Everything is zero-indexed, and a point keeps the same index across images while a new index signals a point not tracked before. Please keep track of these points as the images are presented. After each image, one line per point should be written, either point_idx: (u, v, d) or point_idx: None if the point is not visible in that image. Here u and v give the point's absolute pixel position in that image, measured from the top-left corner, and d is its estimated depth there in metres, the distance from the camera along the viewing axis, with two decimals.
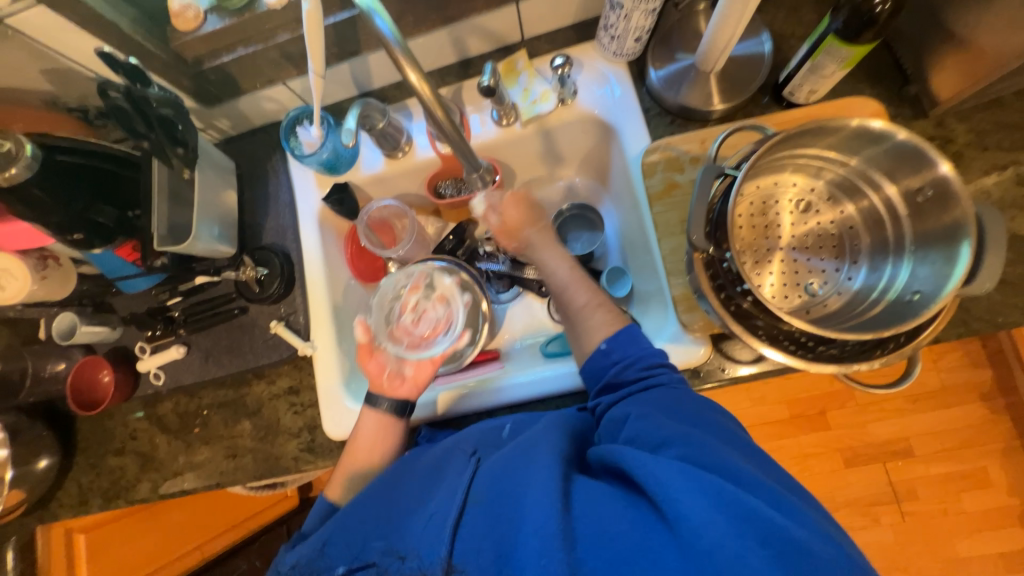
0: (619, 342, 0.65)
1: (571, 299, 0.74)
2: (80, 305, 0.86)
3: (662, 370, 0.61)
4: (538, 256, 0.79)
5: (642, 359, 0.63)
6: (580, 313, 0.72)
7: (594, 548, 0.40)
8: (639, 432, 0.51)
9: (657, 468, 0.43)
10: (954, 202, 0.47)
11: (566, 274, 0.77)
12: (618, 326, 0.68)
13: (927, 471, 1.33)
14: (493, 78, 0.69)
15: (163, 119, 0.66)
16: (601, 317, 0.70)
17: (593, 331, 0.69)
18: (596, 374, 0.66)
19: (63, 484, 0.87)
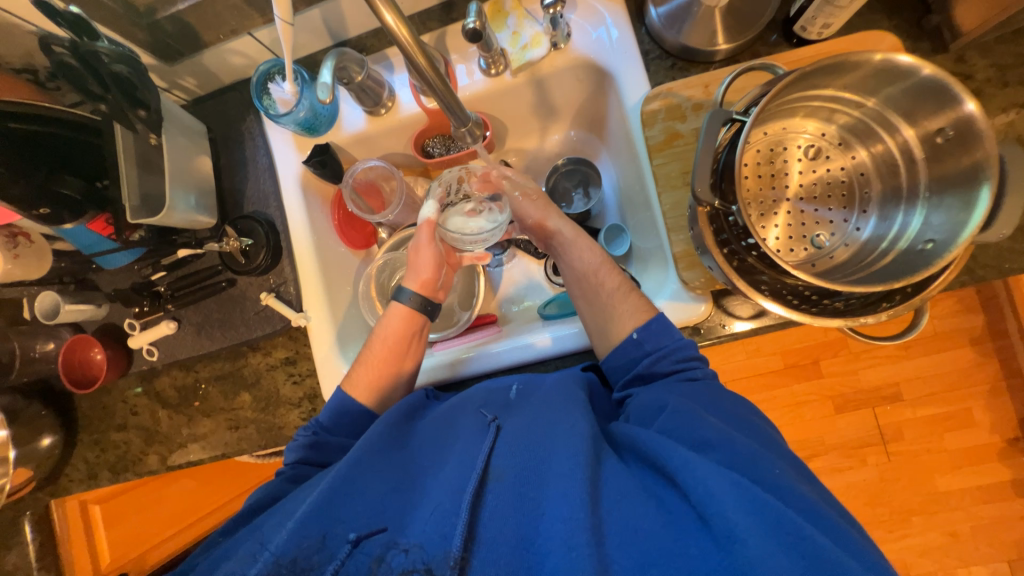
0: (653, 333, 0.63)
1: (602, 282, 0.70)
2: (61, 284, 0.82)
3: (696, 364, 0.61)
4: (565, 237, 0.75)
5: (677, 351, 0.62)
6: (610, 299, 0.68)
7: (631, 540, 0.43)
8: (673, 426, 0.52)
9: (700, 471, 0.45)
10: (978, 143, 0.44)
11: (595, 258, 0.73)
12: (647, 313, 0.65)
13: (914, 414, 1.38)
14: (478, 20, 0.63)
15: (117, 76, 0.60)
16: (631, 304, 0.66)
17: (623, 319, 0.66)
18: (626, 365, 0.64)
19: (70, 460, 0.88)
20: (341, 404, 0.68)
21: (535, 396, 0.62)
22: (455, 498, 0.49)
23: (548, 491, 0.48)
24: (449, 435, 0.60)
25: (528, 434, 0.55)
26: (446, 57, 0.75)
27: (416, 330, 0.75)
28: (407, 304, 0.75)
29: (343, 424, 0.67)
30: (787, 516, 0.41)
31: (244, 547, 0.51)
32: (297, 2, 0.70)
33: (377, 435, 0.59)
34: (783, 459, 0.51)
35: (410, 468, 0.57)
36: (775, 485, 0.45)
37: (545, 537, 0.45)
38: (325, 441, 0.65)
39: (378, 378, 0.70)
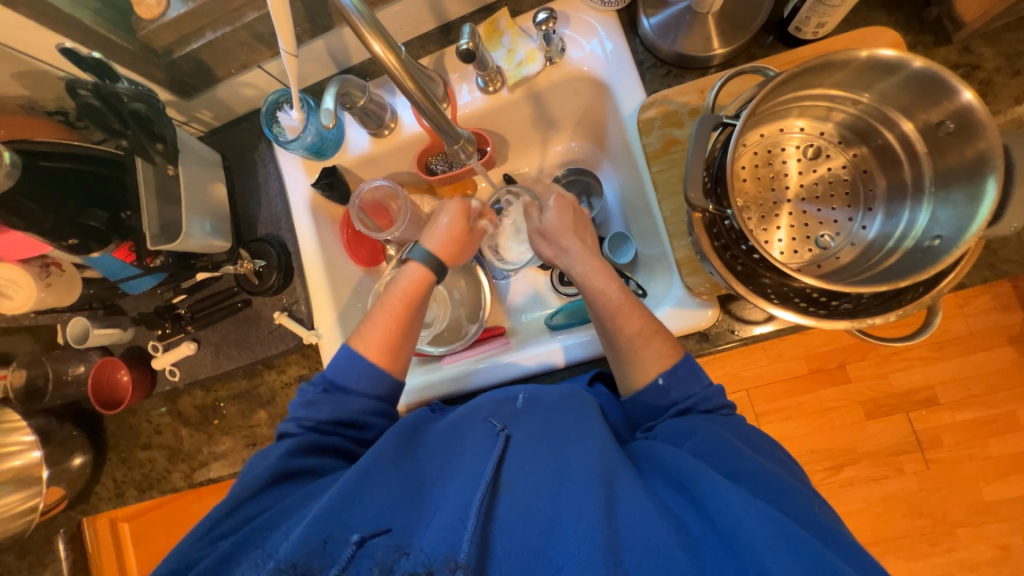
0: (679, 378, 0.60)
1: (620, 327, 0.64)
2: (91, 309, 0.87)
3: (727, 412, 0.58)
4: (580, 274, 0.69)
5: (705, 399, 0.59)
6: (630, 347, 0.63)
7: (647, 560, 0.42)
8: (705, 450, 0.51)
9: (733, 502, 0.43)
10: (977, 134, 0.43)
11: (614, 298, 0.65)
12: (673, 358, 0.61)
13: (953, 418, 1.31)
14: (471, 41, 0.65)
15: (136, 114, 0.63)
16: (654, 350, 0.62)
17: (645, 364, 0.62)
18: (652, 411, 0.61)
19: (100, 478, 0.91)
20: (350, 359, 0.67)
21: (544, 405, 0.61)
22: (463, 507, 0.49)
23: (564, 508, 0.47)
24: (456, 446, 0.59)
25: (545, 448, 0.53)
26: (446, 78, 0.78)
27: (425, 294, 0.74)
28: (420, 264, 0.73)
29: (350, 376, 0.66)
30: (831, 562, 0.38)
31: (259, 551, 0.50)
32: (301, 35, 0.74)
33: (388, 445, 0.58)
34: (815, 495, 0.50)
35: (421, 477, 0.57)
36: (816, 529, 0.43)
37: (557, 552, 0.44)
38: (330, 397, 0.65)
39: (387, 338, 0.69)
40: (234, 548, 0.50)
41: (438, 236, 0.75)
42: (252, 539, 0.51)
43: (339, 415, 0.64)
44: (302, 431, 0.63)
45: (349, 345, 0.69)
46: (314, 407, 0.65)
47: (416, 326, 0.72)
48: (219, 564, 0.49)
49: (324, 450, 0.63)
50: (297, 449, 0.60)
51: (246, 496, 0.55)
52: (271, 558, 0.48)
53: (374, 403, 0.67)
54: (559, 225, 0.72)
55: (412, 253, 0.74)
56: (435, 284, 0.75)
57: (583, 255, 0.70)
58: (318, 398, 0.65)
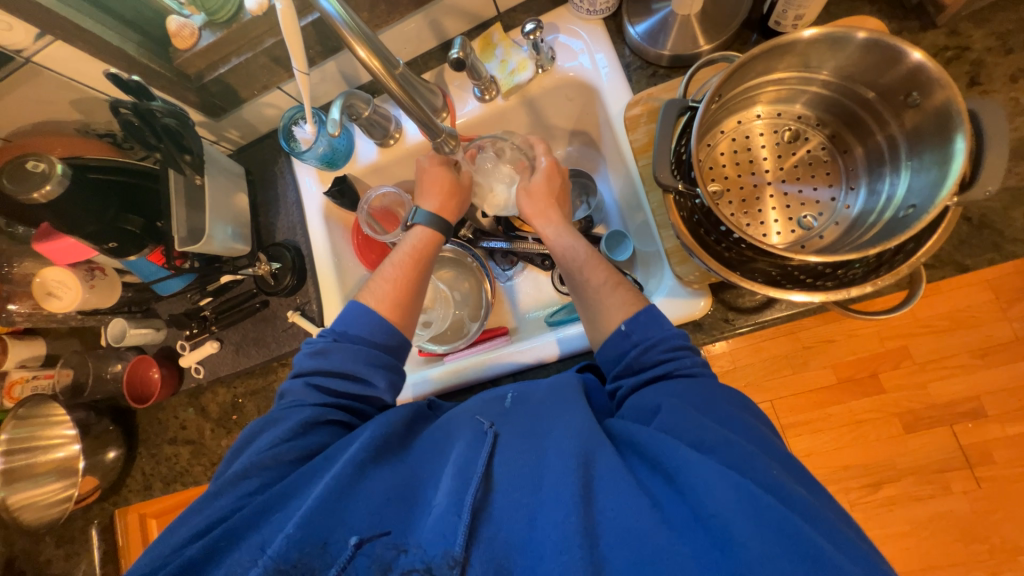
0: (641, 323, 0.61)
1: (586, 278, 0.69)
2: (130, 312, 0.96)
3: (686, 354, 0.58)
4: (551, 231, 0.75)
5: (665, 340, 0.59)
6: (596, 295, 0.67)
7: (624, 540, 0.42)
8: (673, 425, 0.49)
9: (702, 474, 0.44)
10: (937, 91, 0.44)
11: (582, 253, 0.71)
12: (637, 305, 0.63)
13: (1002, 432, 1.21)
14: (462, 51, 0.70)
15: (168, 129, 0.71)
16: (618, 298, 0.65)
17: (610, 312, 0.64)
18: (617, 358, 0.61)
19: (130, 472, 0.98)
20: (358, 313, 0.69)
21: (532, 403, 0.61)
22: (453, 506, 0.48)
23: (545, 496, 0.47)
24: (447, 442, 0.58)
25: (530, 446, 0.53)
26: (444, 89, 0.83)
27: (435, 251, 0.78)
28: (426, 225, 0.78)
29: (361, 327, 0.68)
30: (792, 523, 0.39)
31: (252, 538, 0.50)
32: (314, 57, 0.81)
33: (373, 435, 0.57)
34: (776, 459, 0.47)
35: (410, 471, 0.56)
36: (775, 489, 0.42)
37: (540, 542, 0.45)
38: (339, 346, 0.66)
39: (398, 292, 0.72)
40: (222, 534, 0.51)
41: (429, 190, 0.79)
42: (239, 530, 0.51)
43: (347, 367, 0.65)
44: (304, 406, 0.63)
45: (359, 300, 0.71)
46: (324, 357, 0.66)
47: (425, 278, 0.76)
48: (204, 550, 0.50)
49: (329, 422, 0.62)
50: (293, 433, 0.59)
51: (248, 484, 0.55)
52: (263, 553, 0.48)
53: (380, 353, 0.67)
54: (546, 189, 0.77)
55: (415, 215, 0.78)
56: (442, 243, 0.80)
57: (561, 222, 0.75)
58: (329, 348, 0.66)
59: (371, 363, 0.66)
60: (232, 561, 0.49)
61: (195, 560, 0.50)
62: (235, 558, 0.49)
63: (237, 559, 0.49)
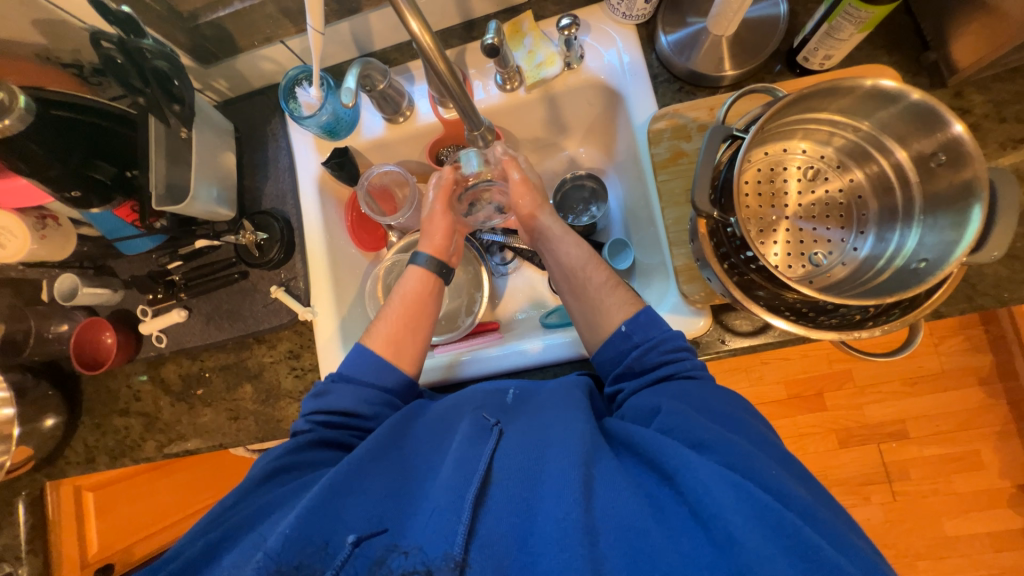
0: (641, 324, 0.63)
1: (589, 278, 0.71)
2: (81, 267, 0.87)
3: (685, 356, 0.60)
4: (551, 234, 0.77)
5: (666, 341, 0.61)
6: (597, 294, 0.69)
7: (624, 538, 0.42)
8: (672, 424, 0.50)
9: (700, 471, 0.44)
10: (966, 162, 0.47)
11: (583, 254, 0.73)
12: (635, 307, 0.66)
13: (921, 452, 1.34)
14: (496, 37, 0.66)
15: (158, 73, 0.63)
16: (617, 299, 0.67)
17: (611, 312, 0.66)
18: (616, 358, 0.63)
19: (70, 442, 0.89)
20: (360, 355, 0.68)
21: (533, 400, 0.60)
22: (454, 501, 0.46)
23: (545, 491, 0.46)
24: (445, 436, 0.57)
25: (533, 439, 0.52)
26: (465, 72, 0.79)
27: (433, 292, 0.77)
28: (423, 267, 0.77)
29: (358, 367, 0.67)
30: (787, 519, 0.39)
31: (248, 537, 0.48)
32: (328, 14, 0.76)
33: (378, 438, 0.56)
34: (771, 455, 0.48)
35: (406, 467, 0.54)
36: (775, 489, 0.42)
37: (538, 538, 0.43)
38: (338, 386, 0.65)
39: (397, 332, 0.71)
40: (224, 533, 0.48)
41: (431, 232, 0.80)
42: (235, 532, 0.49)
43: (345, 406, 0.63)
44: (311, 427, 0.62)
45: (361, 343, 0.70)
46: (324, 397, 0.64)
47: (427, 322, 0.74)
48: (205, 551, 0.47)
49: (331, 445, 0.61)
50: (294, 447, 0.59)
51: (242, 496, 0.53)
52: (256, 551, 0.45)
53: (381, 394, 0.65)
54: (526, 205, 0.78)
55: (415, 256, 0.78)
56: (440, 284, 0.78)
57: (559, 222, 0.78)
58: (328, 389, 0.65)
59: (376, 406, 0.64)
60: (228, 561, 0.45)
61: (193, 562, 0.47)
62: (229, 559, 0.46)
63: (233, 557, 0.46)
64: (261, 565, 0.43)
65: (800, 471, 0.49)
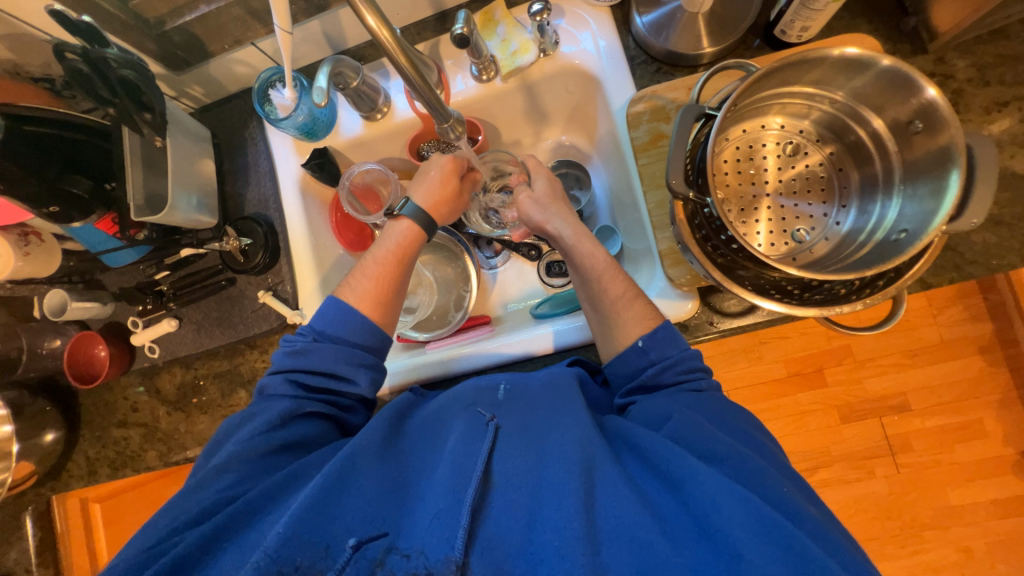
0: (659, 340, 0.61)
1: (606, 288, 0.67)
2: (71, 282, 0.86)
3: (701, 376, 0.60)
4: (567, 236, 0.72)
5: (683, 361, 0.60)
6: (614, 307, 0.66)
7: (626, 544, 0.43)
8: (682, 432, 0.51)
9: (708, 484, 0.44)
10: (942, 129, 0.46)
11: (601, 262, 0.69)
12: (655, 321, 0.64)
13: (922, 424, 1.34)
14: (466, 27, 0.65)
15: (124, 80, 0.63)
16: (636, 312, 0.64)
17: (629, 326, 0.64)
18: (629, 375, 0.63)
19: (71, 456, 0.90)
20: (340, 308, 0.67)
21: (525, 396, 0.61)
22: (452, 502, 0.47)
23: (545, 495, 0.47)
24: (441, 434, 0.58)
25: (530, 441, 0.53)
26: (440, 64, 0.78)
27: (416, 248, 0.75)
28: (410, 220, 0.74)
29: (340, 328, 0.65)
30: (795, 536, 0.40)
31: (246, 536, 0.48)
32: (297, 13, 0.74)
33: (372, 433, 0.56)
34: (787, 477, 0.49)
35: (403, 466, 0.55)
36: (783, 506, 0.44)
37: (536, 544, 0.44)
38: (319, 346, 0.64)
39: (378, 290, 0.70)
40: (219, 526, 0.49)
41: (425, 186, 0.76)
42: (232, 525, 0.49)
43: (328, 367, 0.63)
44: (291, 396, 0.62)
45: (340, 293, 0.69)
46: (304, 356, 0.63)
47: (406, 274, 0.73)
48: (202, 544, 0.48)
49: (313, 414, 0.63)
50: (275, 424, 0.59)
51: (234, 481, 0.54)
52: (255, 551, 0.46)
53: (362, 354, 0.66)
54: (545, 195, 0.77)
55: (402, 207, 0.75)
56: (423, 240, 0.76)
57: (573, 223, 0.74)
58: (307, 348, 0.64)
59: (357, 366, 0.65)
60: (226, 560, 0.47)
61: (184, 560, 0.47)
62: (229, 555, 0.47)
63: (230, 557, 0.47)
64: (260, 564, 0.43)
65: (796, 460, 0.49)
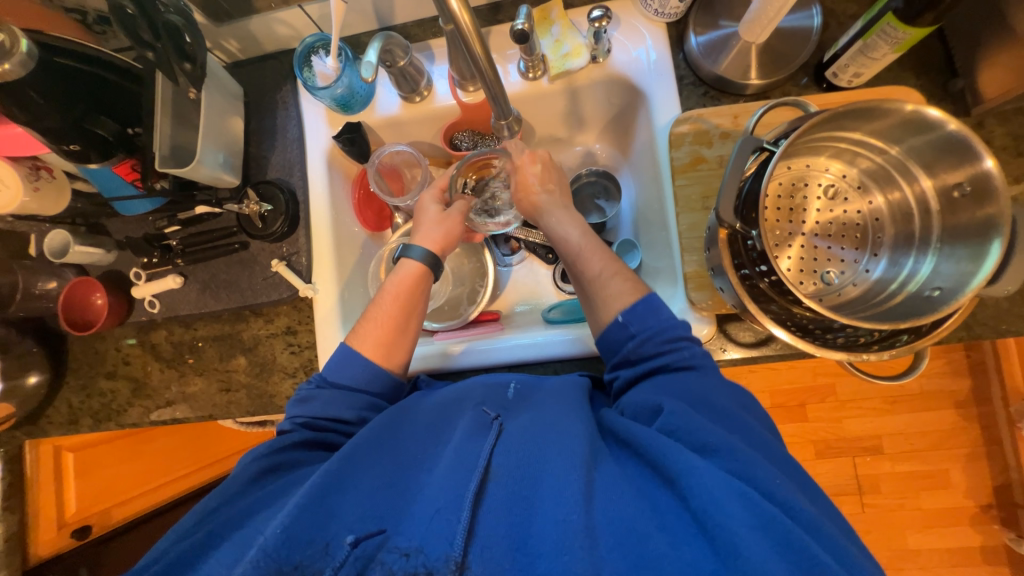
0: (639, 314, 0.61)
1: (583, 270, 0.70)
2: (74, 224, 0.84)
3: (685, 344, 0.59)
4: (547, 218, 0.76)
5: (665, 330, 0.59)
6: (593, 285, 0.68)
7: (623, 541, 0.42)
8: (675, 425, 0.49)
9: (706, 478, 0.43)
10: (991, 199, 0.47)
11: (576, 244, 0.72)
12: (633, 296, 0.64)
13: (893, 468, 1.38)
14: (527, 22, 0.63)
15: (170, 25, 0.62)
16: (616, 286, 0.65)
17: (608, 302, 0.65)
18: (614, 348, 0.63)
19: (53, 402, 0.87)
20: (346, 357, 0.66)
21: (536, 394, 0.60)
22: (454, 497, 0.47)
23: (543, 491, 0.46)
24: (444, 429, 0.57)
25: (531, 435, 0.52)
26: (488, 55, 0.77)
27: (424, 289, 0.74)
28: (417, 262, 0.74)
29: (344, 373, 0.65)
30: (794, 535, 0.39)
31: (241, 534, 0.48)
32: None
33: (375, 429, 0.57)
34: (784, 472, 0.48)
35: (404, 457, 0.54)
36: (781, 502, 0.42)
37: (535, 539, 0.43)
38: (322, 393, 0.63)
39: (386, 334, 0.69)
40: (212, 532, 0.49)
41: (433, 227, 0.77)
42: (229, 528, 0.50)
43: (331, 413, 0.62)
44: (293, 428, 0.61)
45: (348, 342, 0.68)
46: (307, 403, 0.63)
47: (415, 317, 0.71)
48: (198, 546, 0.48)
49: (311, 444, 0.60)
50: (276, 445, 0.58)
51: (234, 492, 0.53)
52: (252, 548, 0.45)
53: (366, 400, 0.64)
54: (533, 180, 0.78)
55: (408, 251, 0.74)
56: (430, 279, 0.75)
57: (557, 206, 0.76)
58: (311, 395, 0.63)
59: (362, 411, 0.64)
60: (217, 561, 0.46)
61: (179, 561, 0.47)
62: (226, 553, 0.47)
63: (226, 554, 0.46)
64: (255, 562, 0.43)
65: (806, 482, 0.49)
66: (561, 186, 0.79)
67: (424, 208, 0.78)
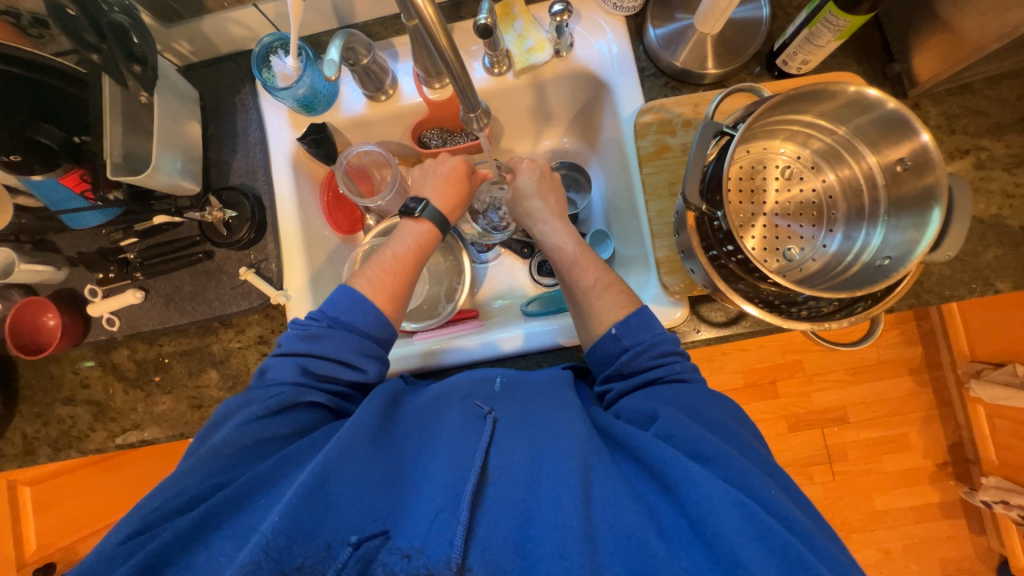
0: (631, 327, 0.63)
1: (577, 279, 0.71)
2: (17, 241, 0.78)
3: (676, 359, 0.61)
4: (543, 226, 0.78)
5: (657, 345, 0.62)
6: (587, 296, 0.69)
7: (622, 543, 0.43)
8: (672, 431, 0.51)
9: (704, 486, 0.44)
10: (929, 169, 0.51)
11: (570, 251, 0.74)
12: (626, 308, 0.65)
13: (859, 435, 1.47)
14: (490, 17, 0.61)
15: (115, 25, 0.61)
16: (610, 300, 0.67)
17: (601, 314, 0.66)
18: (607, 360, 0.64)
19: (5, 433, 0.81)
20: (356, 300, 0.65)
21: (522, 390, 0.62)
22: (451, 499, 0.46)
23: (543, 493, 0.47)
24: (436, 426, 0.57)
25: (528, 435, 0.52)
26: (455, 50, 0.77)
27: (429, 249, 0.76)
28: (429, 221, 0.76)
29: (356, 317, 0.64)
30: (790, 543, 0.41)
31: (239, 522, 0.46)
32: None
33: (366, 418, 0.55)
34: (778, 482, 0.50)
35: (399, 458, 0.54)
36: (773, 509, 0.44)
37: (536, 544, 0.44)
38: (332, 333, 0.62)
39: (394, 288, 0.70)
40: (204, 516, 0.46)
41: (445, 184, 0.79)
42: (222, 513, 0.47)
43: (340, 356, 0.61)
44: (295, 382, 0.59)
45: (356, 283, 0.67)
46: (317, 342, 0.61)
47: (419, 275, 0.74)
48: (189, 532, 0.45)
49: (313, 404, 0.59)
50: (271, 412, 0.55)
51: (224, 462, 0.51)
52: (250, 540, 0.44)
53: (371, 345, 0.65)
54: (531, 187, 0.80)
55: (421, 206, 0.76)
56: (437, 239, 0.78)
57: (553, 217, 0.78)
58: (321, 334, 0.62)
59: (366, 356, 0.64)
60: (213, 553, 0.44)
61: (167, 548, 0.44)
62: (218, 546, 0.45)
63: (224, 544, 0.45)
64: (255, 563, 0.41)
65: (772, 468, 0.52)
66: (559, 196, 0.81)
67: (443, 158, 0.81)
